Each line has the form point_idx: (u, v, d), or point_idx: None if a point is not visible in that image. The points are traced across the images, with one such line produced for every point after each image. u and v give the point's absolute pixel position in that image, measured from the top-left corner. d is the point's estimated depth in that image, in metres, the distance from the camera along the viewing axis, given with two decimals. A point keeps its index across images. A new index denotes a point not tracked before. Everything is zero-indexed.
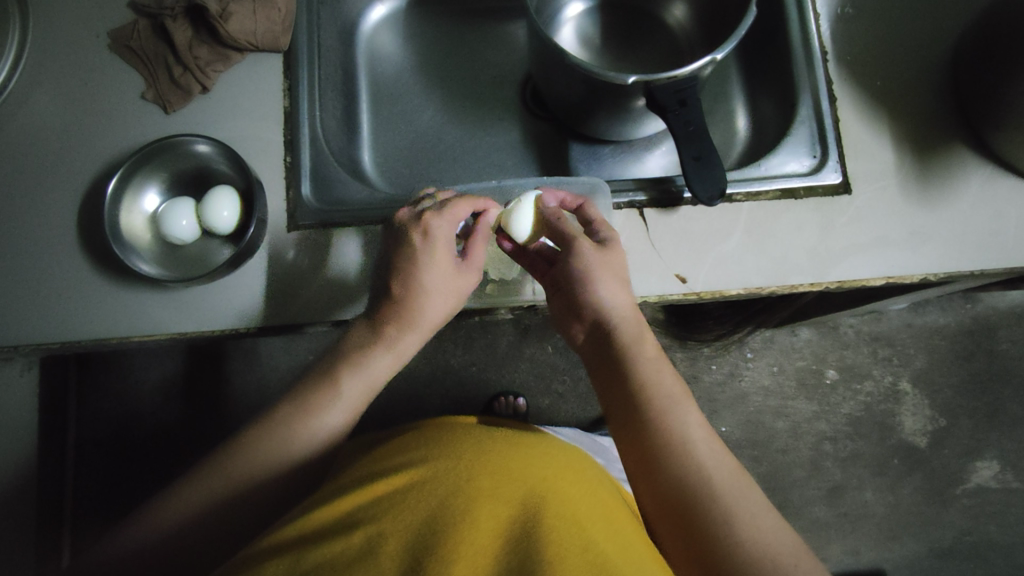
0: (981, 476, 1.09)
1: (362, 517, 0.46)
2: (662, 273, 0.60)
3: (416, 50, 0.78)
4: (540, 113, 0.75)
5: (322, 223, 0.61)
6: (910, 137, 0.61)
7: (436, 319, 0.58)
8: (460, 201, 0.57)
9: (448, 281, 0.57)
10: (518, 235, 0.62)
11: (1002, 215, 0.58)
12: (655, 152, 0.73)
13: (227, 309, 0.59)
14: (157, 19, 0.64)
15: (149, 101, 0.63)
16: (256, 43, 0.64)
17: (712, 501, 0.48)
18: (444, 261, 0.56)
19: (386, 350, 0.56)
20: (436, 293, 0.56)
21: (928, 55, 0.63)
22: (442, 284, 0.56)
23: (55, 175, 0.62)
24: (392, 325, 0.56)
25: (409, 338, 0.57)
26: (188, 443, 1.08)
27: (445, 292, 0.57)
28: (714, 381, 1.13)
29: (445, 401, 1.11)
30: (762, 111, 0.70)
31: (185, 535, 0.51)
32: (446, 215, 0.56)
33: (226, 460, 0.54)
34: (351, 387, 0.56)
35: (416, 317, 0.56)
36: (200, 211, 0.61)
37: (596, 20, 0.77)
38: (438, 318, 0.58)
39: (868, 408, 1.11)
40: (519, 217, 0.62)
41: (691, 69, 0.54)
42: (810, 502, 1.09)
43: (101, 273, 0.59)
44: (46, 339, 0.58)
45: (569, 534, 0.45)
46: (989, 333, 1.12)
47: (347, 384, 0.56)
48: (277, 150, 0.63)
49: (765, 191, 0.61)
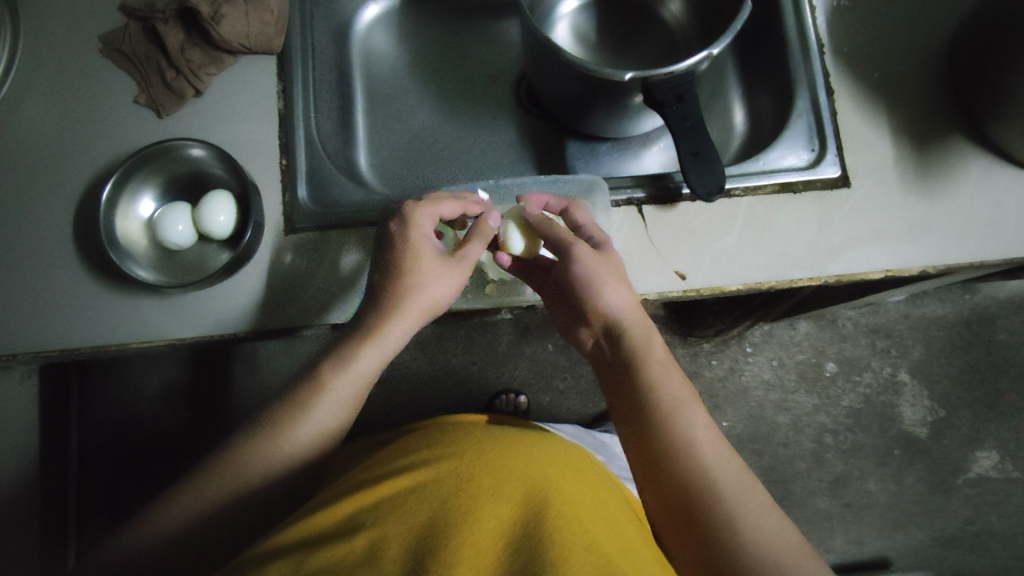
0: (982, 465, 1.09)
1: (364, 520, 0.46)
2: (662, 270, 0.59)
3: (409, 49, 0.78)
4: (535, 110, 0.75)
5: (319, 226, 0.60)
6: (909, 129, 0.61)
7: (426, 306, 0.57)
8: (445, 197, 0.60)
9: (430, 258, 0.57)
10: (512, 248, 0.63)
11: (1002, 205, 0.58)
12: (652, 148, 0.73)
13: (224, 314, 0.58)
14: (148, 22, 0.64)
15: (143, 106, 0.63)
16: (249, 45, 0.63)
17: (719, 501, 0.48)
18: (423, 252, 0.56)
19: (377, 344, 0.56)
20: (417, 283, 0.56)
21: (924, 47, 0.63)
22: (425, 263, 0.56)
23: (51, 182, 0.61)
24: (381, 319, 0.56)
25: (392, 329, 0.56)
26: (190, 448, 1.07)
27: (431, 277, 0.57)
28: (714, 376, 1.12)
29: (446, 400, 1.11)
30: (758, 104, 0.70)
31: (182, 540, 0.51)
32: (425, 205, 0.58)
33: (221, 466, 0.53)
34: (342, 387, 0.55)
35: (405, 308, 0.56)
36: (197, 215, 0.60)
37: (591, 16, 0.76)
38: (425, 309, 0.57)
39: (868, 400, 1.11)
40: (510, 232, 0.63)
41: (688, 64, 0.54)
42: (813, 493, 1.09)
43: (97, 280, 0.59)
44: (44, 347, 0.58)
45: (571, 535, 0.45)
46: (989, 323, 1.12)
47: (338, 384, 0.55)
48: (273, 152, 0.62)
49: (764, 185, 0.61)
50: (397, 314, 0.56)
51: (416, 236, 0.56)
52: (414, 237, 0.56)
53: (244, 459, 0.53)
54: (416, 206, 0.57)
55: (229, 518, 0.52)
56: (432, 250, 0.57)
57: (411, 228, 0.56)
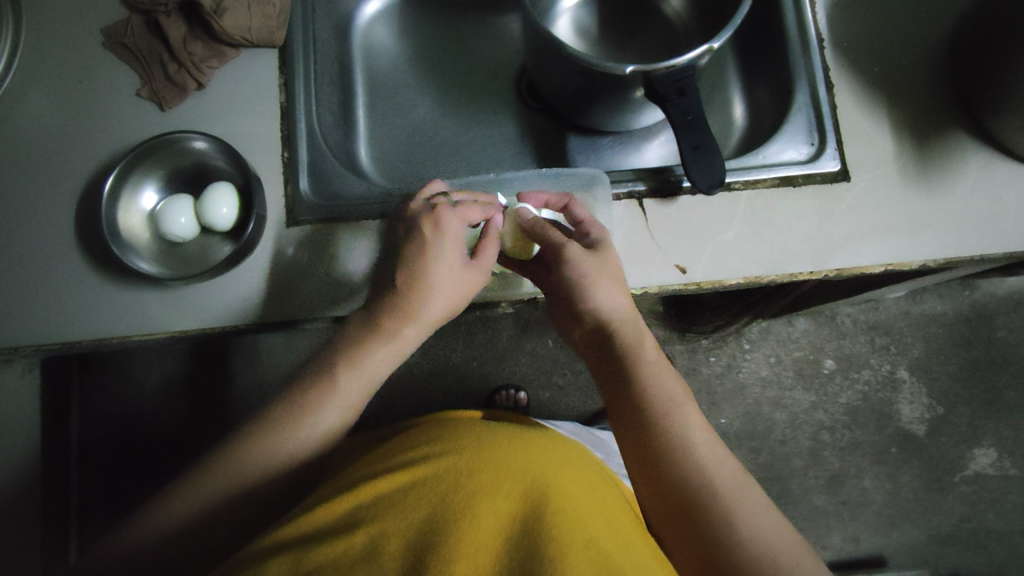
0: (979, 463, 1.10)
1: (364, 516, 0.46)
2: (663, 264, 0.60)
3: (411, 43, 0.78)
4: (535, 104, 0.75)
5: (321, 219, 0.60)
6: (909, 124, 0.61)
7: (438, 313, 0.56)
8: (473, 203, 0.59)
9: (455, 263, 0.56)
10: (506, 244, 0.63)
11: (1002, 200, 0.59)
12: (653, 142, 0.73)
13: (227, 307, 0.59)
14: (151, 15, 0.64)
15: (144, 99, 0.63)
16: (251, 39, 0.63)
17: (716, 498, 0.48)
18: (450, 257, 0.56)
19: (384, 344, 0.56)
20: (436, 288, 0.55)
21: (925, 42, 0.63)
22: (451, 267, 0.56)
23: (52, 175, 0.61)
24: (390, 319, 0.56)
25: (409, 333, 0.56)
26: (189, 444, 1.07)
27: (452, 283, 0.56)
28: (712, 373, 1.13)
29: (445, 397, 1.11)
30: (759, 99, 0.70)
31: (185, 536, 0.51)
32: (458, 210, 0.57)
33: (224, 461, 0.53)
34: (347, 385, 0.55)
35: (420, 314, 0.56)
36: (199, 208, 0.60)
37: (592, 11, 0.77)
38: (438, 314, 0.57)
39: (866, 397, 1.11)
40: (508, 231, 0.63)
41: (689, 58, 0.54)
42: (810, 491, 1.10)
43: (98, 274, 0.59)
44: (45, 339, 0.58)
45: (570, 531, 0.45)
46: (988, 320, 1.12)
47: (343, 382, 0.55)
48: (274, 146, 0.63)
49: (764, 178, 0.61)
50: (413, 318, 0.56)
51: (446, 239, 0.56)
52: (447, 239, 0.56)
53: (247, 455, 0.53)
54: (448, 211, 0.57)
55: (231, 514, 0.52)
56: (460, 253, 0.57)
57: (440, 232, 0.56)
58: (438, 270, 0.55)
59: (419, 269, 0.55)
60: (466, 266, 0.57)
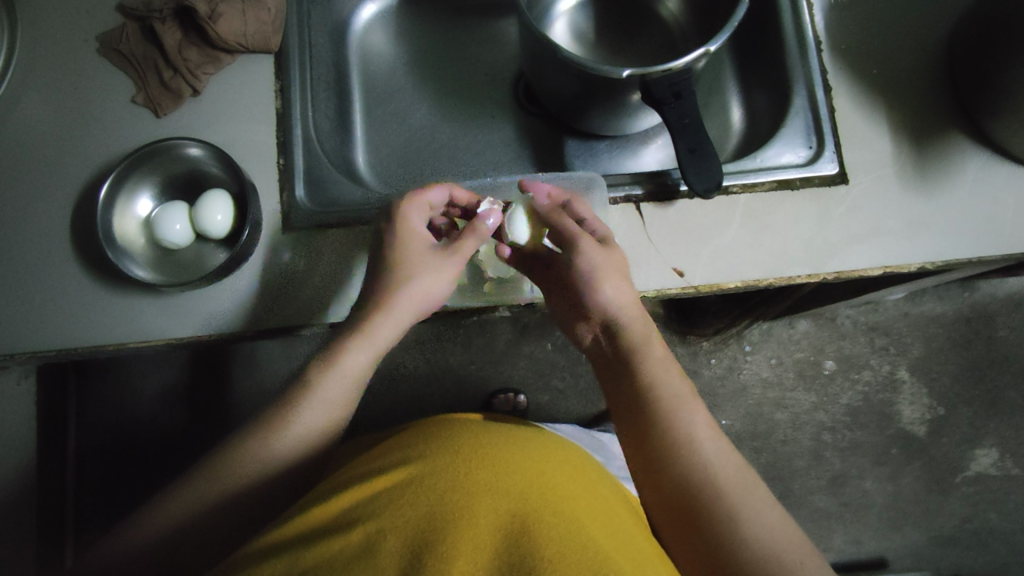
0: (981, 463, 1.09)
1: (361, 514, 0.46)
2: (660, 267, 0.59)
3: (407, 47, 0.78)
4: (533, 108, 0.75)
5: (317, 225, 0.60)
6: (906, 126, 0.61)
7: (413, 306, 0.57)
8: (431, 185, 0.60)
9: (422, 260, 0.57)
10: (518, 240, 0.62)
11: (999, 201, 0.58)
12: (651, 146, 0.73)
13: (221, 314, 0.58)
14: (146, 22, 0.64)
15: (140, 105, 0.63)
16: (247, 45, 0.63)
17: (718, 499, 0.48)
18: (412, 247, 0.57)
19: (362, 340, 0.56)
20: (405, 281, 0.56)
21: (922, 44, 0.63)
22: (420, 267, 0.57)
23: (48, 181, 0.61)
24: (365, 315, 0.56)
25: (382, 325, 0.56)
26: (188, 449, 1.07)
27: (419, 273, 0.57)
28: (713, 375, 1.12)
29: (444, 400, 1.11)
30: (756, 102, 0.70)
31: (177, 543, 0.51)
32: (416, 199, 0.58)
33: (217, 469, 0.53)
34: (328, 381, 0.55)
35: (392, 306, 0.56)
36: (194, 215, 0.60)
37: (589, 14, 0.76)
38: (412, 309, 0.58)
39: (867, 398, 1.11)
40: (515, 223, 0.62)
41: (687, 60, 0.54)
42: (811, 492, 1.09)
43: (94, 281, 0.59)
44: (40, 347, 0.57)
45: (567, 533, 0.44)
46: (988, 321, 1.12)
47: (324, 379, 0.55)
48: (270, 151, 0.62)
49: (762, 182, 0.61)
50: (387, 311, 0.56)
51: (406, 231, 0.57)
52: (404, 232, 0.57)
53: (239, 461, 0.53)
54: (404, 207, 0.57)
55: (224, 522, 0.52)
56: (424, 250, 0.58)
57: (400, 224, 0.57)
58: (404, 262, 0.57)
59: (385, 261, 0.57)
60: (434, 254, 0.58)
